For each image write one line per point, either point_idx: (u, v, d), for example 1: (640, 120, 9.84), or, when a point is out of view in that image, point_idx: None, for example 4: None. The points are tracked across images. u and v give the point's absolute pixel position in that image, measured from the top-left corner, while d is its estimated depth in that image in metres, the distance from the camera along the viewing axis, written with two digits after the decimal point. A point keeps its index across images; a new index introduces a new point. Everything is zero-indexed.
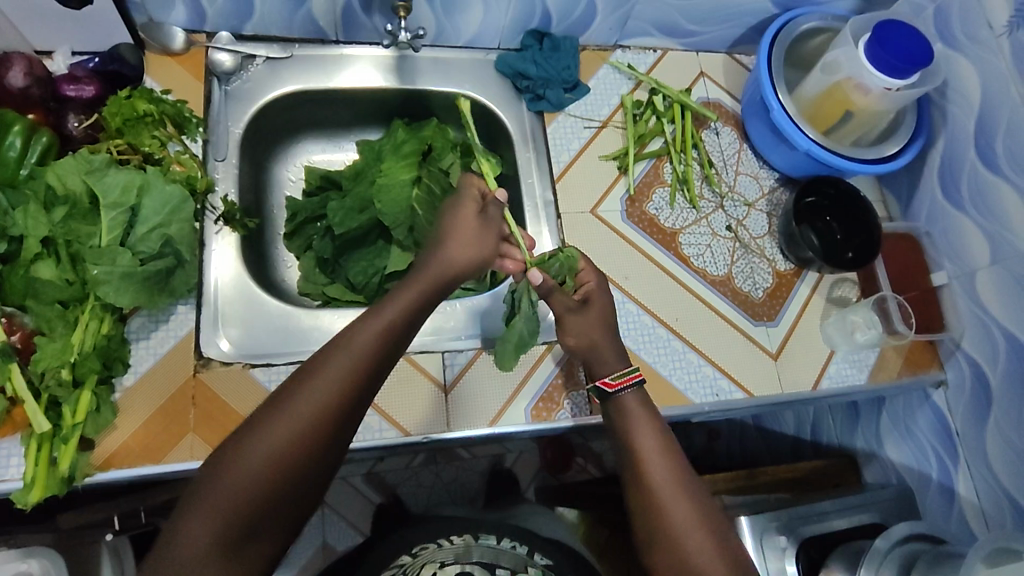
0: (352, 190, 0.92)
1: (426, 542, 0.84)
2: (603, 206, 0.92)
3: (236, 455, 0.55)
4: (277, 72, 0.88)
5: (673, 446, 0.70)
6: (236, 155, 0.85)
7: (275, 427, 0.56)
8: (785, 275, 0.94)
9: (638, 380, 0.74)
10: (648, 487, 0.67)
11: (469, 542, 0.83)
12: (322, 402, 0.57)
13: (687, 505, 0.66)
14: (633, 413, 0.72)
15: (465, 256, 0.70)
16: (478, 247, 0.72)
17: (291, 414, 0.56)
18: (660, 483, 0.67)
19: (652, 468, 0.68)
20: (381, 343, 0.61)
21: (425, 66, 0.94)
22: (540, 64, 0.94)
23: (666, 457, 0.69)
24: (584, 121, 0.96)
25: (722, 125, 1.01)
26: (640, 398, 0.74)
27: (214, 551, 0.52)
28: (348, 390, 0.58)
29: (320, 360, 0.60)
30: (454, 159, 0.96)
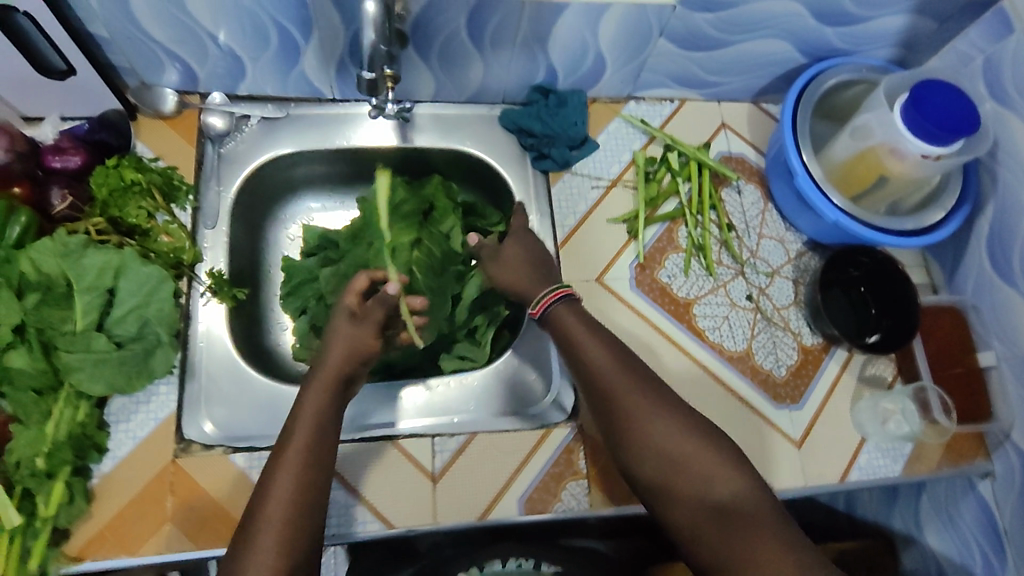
0: (348, 253, 0.86)
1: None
2: (610, 274, 0.86)
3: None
4: (271, 132, 0.86)
5: (636, 369, 0.67)
6: (229, 221, 0.81)
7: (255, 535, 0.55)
8: (811, 350, 0.87)
9: (563, 296, 0.72)
10: (626, 416, 0.64)
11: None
12: (280, 524, 0.56)
13: (671, 421, 0.63)
14: (582, 339, 0.69)
15: (346, 356, 0.68)
16: (359, 348, 0.70)
17: (266, 516, 0.56)
18: (621, 391, 0.65)
19: (623, 394, 0.64)
20: (323, 432, 0.62)
21: (425, 123, 0.90)
22: (546, 120, 0.88)
23: (635, 379, 0.66)
24: (593, 180, 0.90)
25: (745, 182, 0.93)
26: (572, 309, 0.72)
27: None
28: (303, 494, 0.58)
29: (273, 464, 0.59)
30: (455, 222, 0.90)
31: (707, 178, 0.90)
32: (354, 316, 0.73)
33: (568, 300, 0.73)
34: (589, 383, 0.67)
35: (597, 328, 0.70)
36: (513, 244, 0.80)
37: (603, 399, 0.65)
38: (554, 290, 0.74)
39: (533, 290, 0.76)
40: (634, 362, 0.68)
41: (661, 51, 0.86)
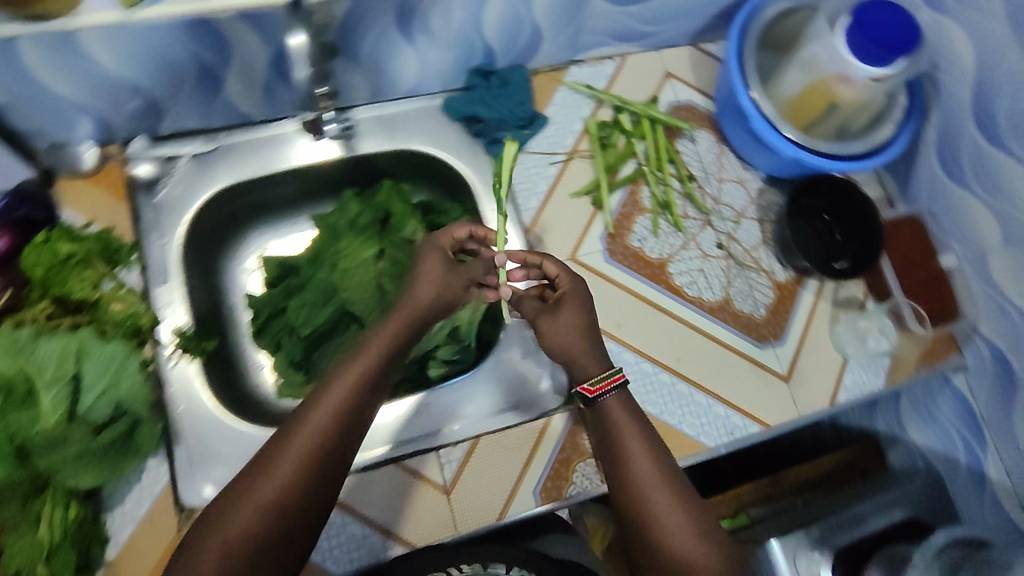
0: (311, 277, 0.84)
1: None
2: (583, 249, 0.85)
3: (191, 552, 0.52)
4: (203, 169, 0.80)
5: (670, 465, 0.63)
6: (182, 274, 0.77)
7: (232, 516, 0.52)
8: (785, 285, 0.88)
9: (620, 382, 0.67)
10: (646, 508, 0.60)
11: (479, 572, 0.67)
12: (309, 441, 0.55)
13: (692, 528, 0.59)
14: (620, 422, 0.65)
15: (430, 294, 0.68)
16: (449, 288, 0.69)
17: (249, 502, 0.53)
18: (636, 458, 0.62)
19: (646, 477, 0.61)
20: (342, 420, 0.57)
21: (368, 128, 0.85)
22: (490, 104, 0.85)
23: (666, 476, 0.62)
24: (549, 156, 0.88)
25: (697, 130, 0.93)
26: (624, 402, 0.66)
27: None
28: (340, 420, 0.57)
29: (315, 396, 0.58)
30: (416, 225, 0.87)
31: (660, 134, 0.89)
32: (454, 261, 0.71)
33: (623, 382, 0.68)
34: (616, 464, 0.63)
35: (640, 414, 0.66)
36: (568, 304, 0.73)
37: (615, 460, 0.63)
38: (615, 371, 0.68)
39: (588, 365, 0.69)
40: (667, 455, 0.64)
41: (596, 11, 0.82)
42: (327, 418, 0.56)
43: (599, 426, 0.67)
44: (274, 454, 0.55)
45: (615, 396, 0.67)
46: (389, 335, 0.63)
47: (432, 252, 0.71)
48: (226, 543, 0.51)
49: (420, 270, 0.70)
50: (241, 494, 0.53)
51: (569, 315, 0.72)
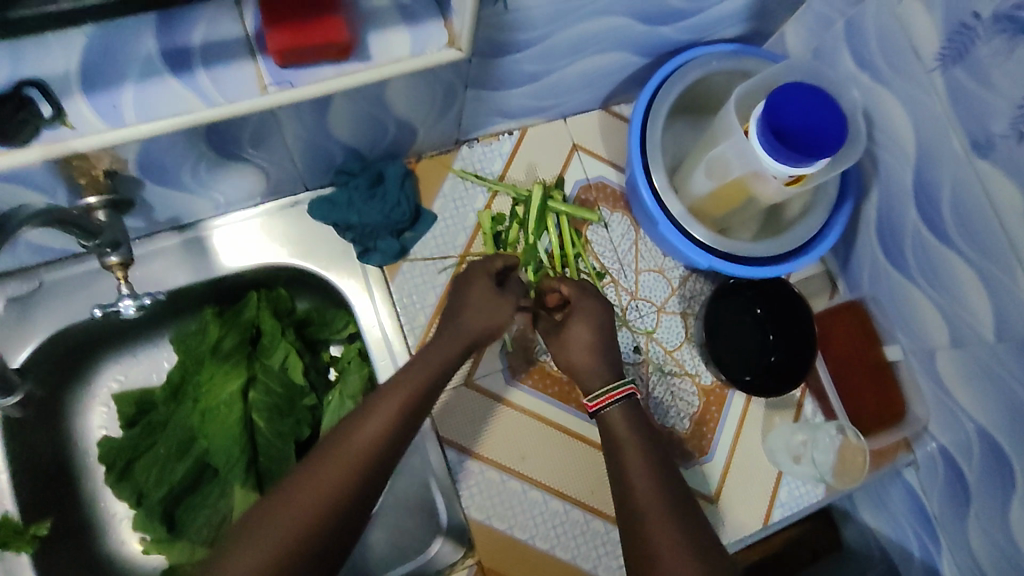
0: (170, 417, 0.74)
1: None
2: (479, 371, 0.74)
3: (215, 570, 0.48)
4: (25, 316, 0.70)
5: (670, 477, 0.59)
6: (9, 444, 0.69)
7: (280, 509, 0.50)
8: (712, 389, 0.79)
9: (624, 394, 0.63)
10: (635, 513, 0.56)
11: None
12: (348, 459, 0.53)
13: (677, 542, 0.53)
14: (618, 426, 0.62)
15: (479, 326, 0.66)
16: (494, 318, 0.66)
17: (270, 523, 0.49)
18: (630, 452, 0.60)
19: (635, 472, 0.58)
20: (378, 448, 0.54)
21: (219, 244, 0.75)
22: (360, 209, 0.74)
23: (659, 483, 0.57)
24: (437, 261, 0.77)
25: (609, 213, 0.82)
26: (628, 412, 0.63)
27: None
28: (379, 444, 0.54)
29: (357, 418, 0.56)
30: (288, 347, 0.76)
31: (565, 226, 0.78)
32: (497, 290, 0.68)
33: (628, 397, 0.64)
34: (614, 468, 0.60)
35: (641, 423, 0.63)
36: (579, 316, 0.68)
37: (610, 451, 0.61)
38: (622, 382, 0.65)
39: (597, 380, 0.66)
40: (668, 468, 0.60)
41: (474, 99, 0.71)
42: (367, 445, 0.54)
43: (604, 439, 0.64)
44: (306, 476, 0.52)
45: (622, 406, 0.64)
46: (428, 364, 0.61)
47: (473, 278, 0.68)
48: (266, 543, 0.48)
49: (464, 294, 0.68)
50: (296, 492, 0.51)
51: (579, 333, 0.67)
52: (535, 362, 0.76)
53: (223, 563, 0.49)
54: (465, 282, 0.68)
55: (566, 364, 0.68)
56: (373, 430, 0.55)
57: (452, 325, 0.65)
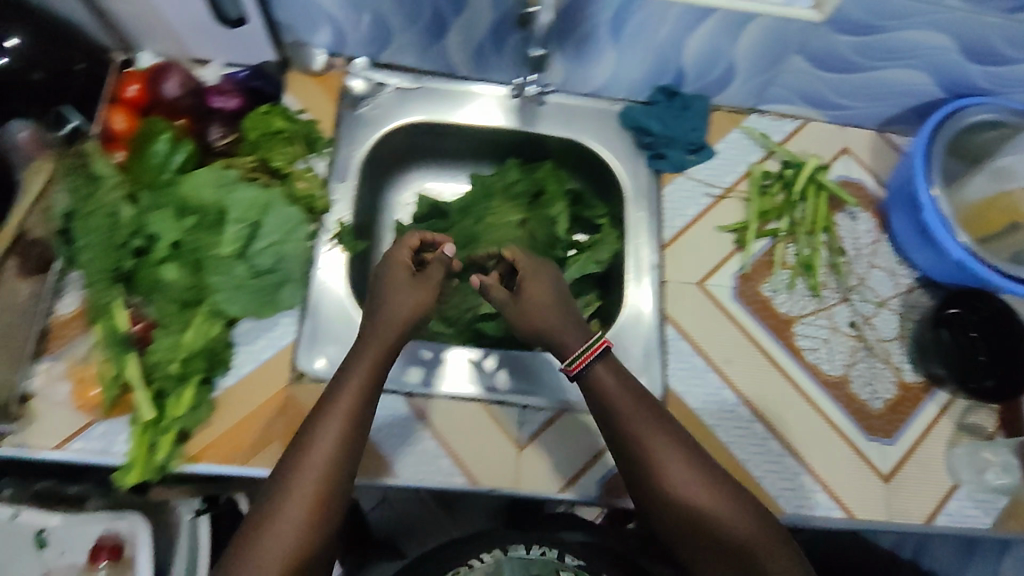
0: (457, 224, 0.94)
1: (458, 567, 0.74)
2: (713, 280, 0.85)
3: (248, 551, 0.56)
4: (403, 100, 0.91)
5: (676, 430, 0.66)
6: (355, 177, 0.86)
7: (292, 495, 0.57)
8: (911, 387, 0.84)
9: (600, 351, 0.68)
10: (664, 478, 0.63)
11: (500, 558, 0.74)
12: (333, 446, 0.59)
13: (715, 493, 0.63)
14: (619, 402, 0.66)
15: (410, 308, 0.68)
16: (423, 298, 0.70)
17: (291, 506, 0.57)
18: (655, 442, 0.64)
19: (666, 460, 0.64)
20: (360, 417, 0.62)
21: (549, 110, 0.93)
22: (666, 123, 0.89)
23: (682, 447, 0.65)
24: (706, 186, 0.89)
25: (861, 211, 0.91)
26: (608, 366, 0.68)
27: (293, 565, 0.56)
28: (351, 429, 0.61)
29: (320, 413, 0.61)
30: (563, 207, 0.94)
31: (823, 200, 0.89)
32: (414, 277, 0.71)
33: (605, 353, 0.68)
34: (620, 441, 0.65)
35: (630, 380, 0.68)
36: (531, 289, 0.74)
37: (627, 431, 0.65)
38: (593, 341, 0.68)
39: (569, 341, 0.71)
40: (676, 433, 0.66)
41: (793, 69, 0.85)
42: (346, 421, 0.61)
43: (591, 398, 0.68)
44: (297, 456, 0.60)
45: (602, 363, 0.68)
46: (387, 337, 0.66)
47: (391, 267, 0.71)
48: (292, 526, 0.57)
49: (383, 286, 0.70)
50: (298, 479, 0.58)
51: (535, 288, 0.74)
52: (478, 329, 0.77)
53: (255, 537, 0.57)
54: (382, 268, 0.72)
55: (529, 325, 0.73)
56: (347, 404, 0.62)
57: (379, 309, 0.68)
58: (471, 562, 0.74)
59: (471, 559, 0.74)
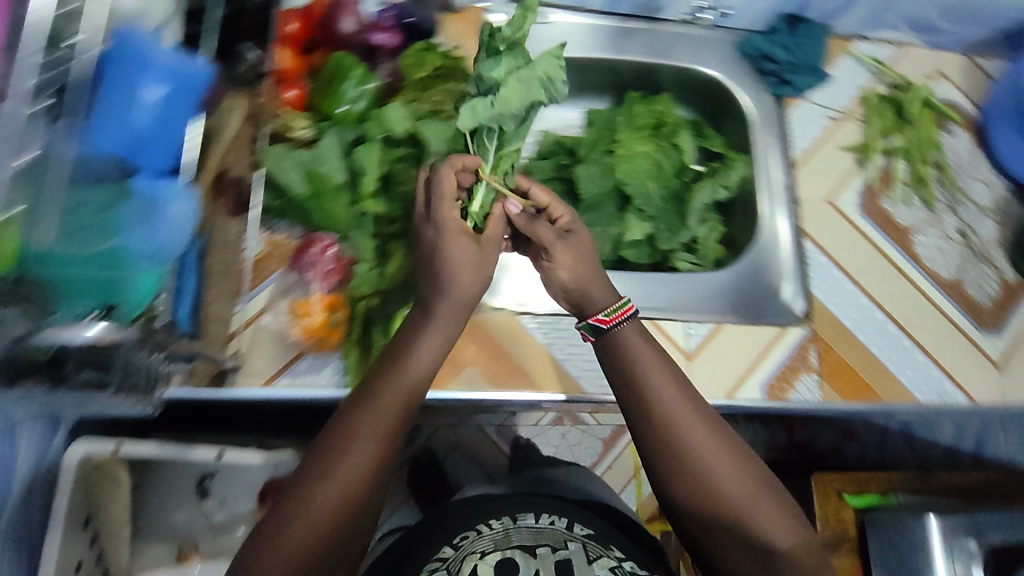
0: (588, 156, 0.94)
1: (465, 530, 0.74)
2: (841, 197, 0.93)
3: (260, 553, 0.52)
4: (535, 36, 0.94)
5: (706, 409, 0.64)
6: (500, 113, 0.89)
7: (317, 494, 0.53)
8: (1011, 285, 0.93)
9: (634, 311, 0.67)
10: (708, 478, 0.60)
11: (509, 527, 0.74)
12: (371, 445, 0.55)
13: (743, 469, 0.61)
14: (653, 385, 0.63)
15: (469, 281, 0.63)
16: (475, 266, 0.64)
17: (316, 499, 0.53)
18: (709, 456, 0.60)
19: (721, 473, 0.60)
20: (393, 419, 0.57)
21: (673, 41, 0.97)
22: (788, 49, 0.95)
23: (724, 442, 0.62)
24: (824, 109, 0.96)
25: (960, 128, 0.99)
26: (640, 329, 0.67)
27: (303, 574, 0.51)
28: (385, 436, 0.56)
29: (348, 419, 0.56)
30: (687, 136, 0.97)
31: (927, 119, 0.96)
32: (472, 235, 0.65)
33: (634, 316, 0.68)
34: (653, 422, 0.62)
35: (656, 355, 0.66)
36: (578, 239, 0.72)
37: (672, 446, 0.61)
38: (626, 301, 0.68)
39: (598, 296, 0.69)
40: (729, 439, 0.62)
41: None
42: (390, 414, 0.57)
43: (612, 357, 0.67)
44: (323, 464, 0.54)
45: (629, 326, 0.68)
46: (457, 305, 0.62)
47: (447, 240, 0.63)
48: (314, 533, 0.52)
49: (444, 251, 0.63)
50: (324, 474, 0.54)
51: (568, 255, 0.70)
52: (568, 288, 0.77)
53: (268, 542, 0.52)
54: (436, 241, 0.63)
55: (561, 289, 0.72)
56: (392, 400, 0.57)
57: (445, 292, 0.62)
58: (479, 527, 0.73)
59: (480, 524, 0.74)
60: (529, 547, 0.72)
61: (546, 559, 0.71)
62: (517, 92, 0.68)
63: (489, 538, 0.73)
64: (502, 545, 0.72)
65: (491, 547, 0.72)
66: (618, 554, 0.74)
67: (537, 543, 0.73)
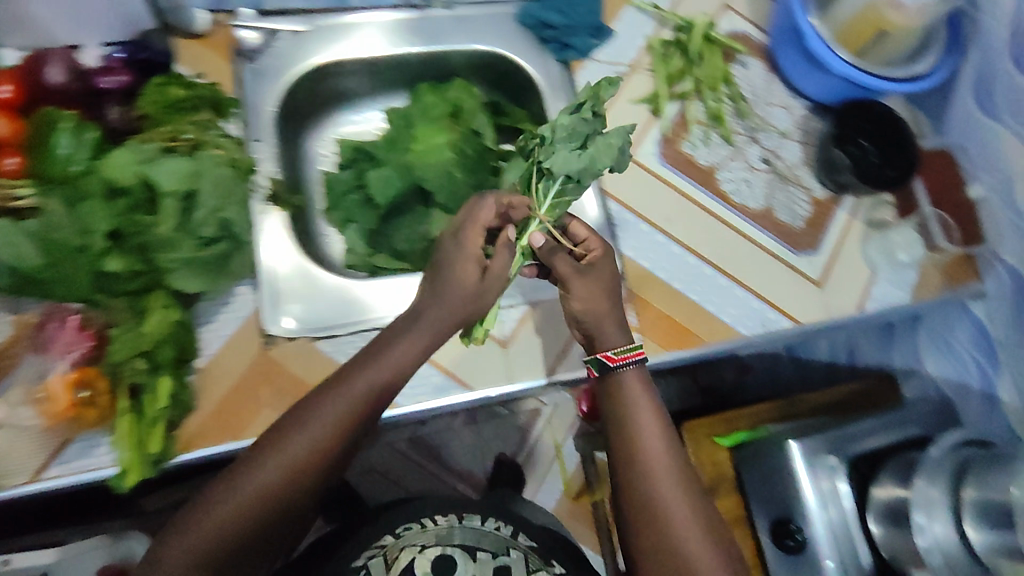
0: (388, 158, 0.91)
1: (409, 523, 0.89)
2: (640, 151, 0.92)
3: (225, 489, 0.63)
4: (301, 43, 0.88)
5: (683, 463, 0.74)
6: (272, 134, 0.84)
7: (280, 453, 0.65)
8: (822, 202, 0.94)
9: (639, 357, 0.76)
10: (666, 519, 0.70)
11: (454, 524, 0.91)
12: (334, 423, 0.66)
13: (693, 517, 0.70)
14: (638, 429, 0.74)
15: (460, 304, 0.72)
16: (456, 304, 0.72)
17: (277, 457, 0.65)
18: (671, 504, 0.71)
19: (672, 516, 0.70)
20: (333, 436, 0.66)
21: (449, 26, 0.94)
22: (563, 11, 0.93)
23: (688, 499, 0.71)
24: (613, 65, 0.95)
25: (750, 58, 0.99)
26: (639, 375, 0.77)
27: (257, 510, 0.63)
28: (349, 421, 0.67)
29: (322, 397, 0.68)
30: (486, 120, 0.96)
31: (716, 53, 0.95)
32: (479, 274, 0.73)
33: (640, 363, 0.77)
34: (622, 449, 0.74)
35: (649, 407, 0.76)
36: (602, 270, 0.78)
37: (636, 484, 0.72)
38: (634, 346, 0.77)
39: (610, 332, 0.77)
40: (696, 495, 0.72)
41: None
42: (355, 410, 0.67)
43: (613, 394, 0.77)
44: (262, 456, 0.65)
45: (633, 370, 0.77)
46: (419, 344, 0.71)
47: (461, 265, 0.72)
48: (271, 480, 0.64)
49: (468, 273, 0.72)
50: (284, 439, 0.65)
51: (584, 287, 0.77)
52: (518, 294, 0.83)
53: (230, 482, 0.63)
54: (450, 264, 0.72)
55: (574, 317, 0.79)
56: (339, 412, 0.67)
57: (437, 307, 0.72)
58: (423, 522, 0.90)
59: (427, 520, 0.90)
60: (468, 547, 0.90)
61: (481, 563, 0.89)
62: (607, 153, 0.76)
63: (432, 533, 0.90)
64: (443, 541, 0.89)
65: (432, 539, 0.90)
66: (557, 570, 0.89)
67: (477, 544, 0.90)
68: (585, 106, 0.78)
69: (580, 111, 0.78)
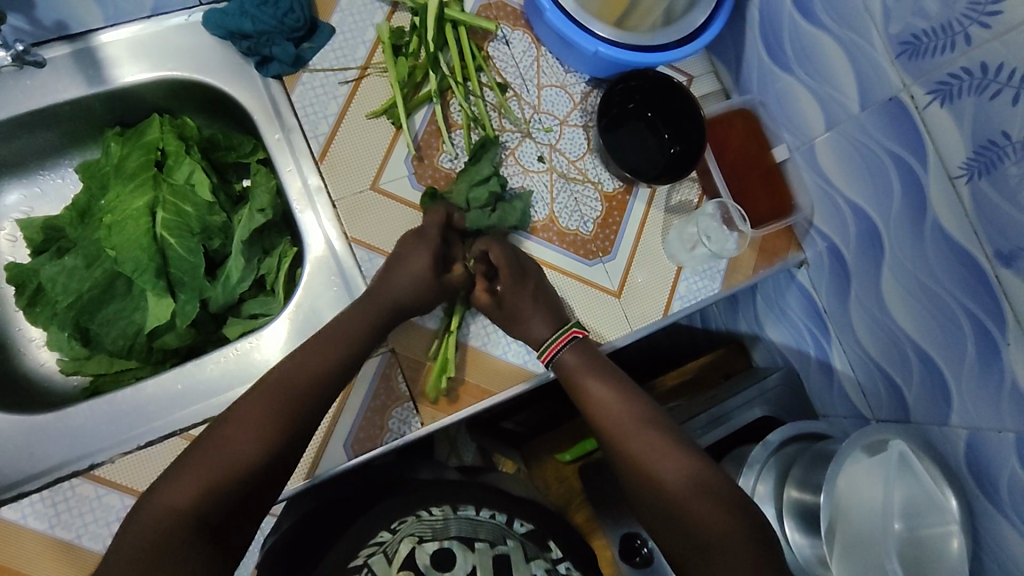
0: (79, 238, 0.74)
1: (405, 515, 0.63)
2: (385, 177, 0.76)
3: (166, 484, 0.55)
4: None
5: (648, 416, 0.69)
6: None
7: (229, 433, 0.59)
8: (614, 196, 0.82)
9: (575, 336, 0.73)
10: (638, 465, 0.66)
11: (449, 515, 0.63)
12: (296, 395, 0.62)
13: (679, 461, 0.64)
14: (581, 378, 0.71)
15: (410, 286, 0.70)
16: (417, 289, 0.71)
17: (227, 436, 0.58)
18: (646, 449, 0.66)
19: (645, 453, 0.66)
20: (291, 406, 0.62)
21: (118, 54, 0.73)
22: (254, 16, 0.73)
23: (664, 442, 0.66)
24: (338, 73, 0.76)
25: (510, 30, 0.82)
26: (578, 351, 0.72)
27: (197, 502, 0.54)
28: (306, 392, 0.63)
29: (293, 357, 0.65)
30: (194, 166, 0.76)
31: (464, 38, 0.78)
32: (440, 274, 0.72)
33: (575, 339, 0.73)
34: (593, 420, 0.70)
35: (600, 366, 0.72)
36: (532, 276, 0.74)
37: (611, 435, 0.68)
38: (564, 329, 0.73)
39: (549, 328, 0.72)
40: (673, 440, 0.67)
41: None
42: (313, 378, 0.64)
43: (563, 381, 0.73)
44: (221, 431, 0.59)
45: (571, 350, 0.73)
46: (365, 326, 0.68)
47: (412, 254, 0.72)
48: (219, 458, 0.57)
49: (405, 265, 0.71)
50: (243, 416, 0.60)
51: (523, 328, 0.73)
52: (426, 361, 0.74)
53: (173, 477, 0.55)
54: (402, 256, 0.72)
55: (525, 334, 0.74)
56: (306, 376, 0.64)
57: (385, 297, 0.69)
58: (419, 513, 0.63)
59: (420, 509, 0.63)
60: (466, 538, 0.60)
61: (484, 553, 0.60)
62: (515, 216, 0.75)
63: (427, 525, 0.62)
64: (439, 535, 0.60)
65: (430, 531, 0.61)
66: (554, 556, 0.64)
67: (475, 535, 0.61)
68: (490, 178, 0.75)
69: (486, 181, 0.75)
